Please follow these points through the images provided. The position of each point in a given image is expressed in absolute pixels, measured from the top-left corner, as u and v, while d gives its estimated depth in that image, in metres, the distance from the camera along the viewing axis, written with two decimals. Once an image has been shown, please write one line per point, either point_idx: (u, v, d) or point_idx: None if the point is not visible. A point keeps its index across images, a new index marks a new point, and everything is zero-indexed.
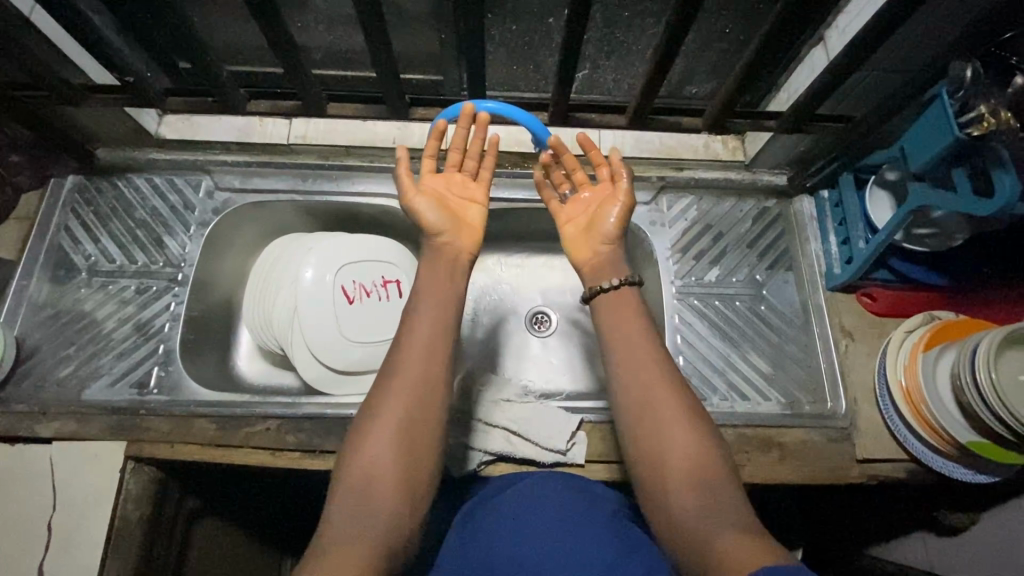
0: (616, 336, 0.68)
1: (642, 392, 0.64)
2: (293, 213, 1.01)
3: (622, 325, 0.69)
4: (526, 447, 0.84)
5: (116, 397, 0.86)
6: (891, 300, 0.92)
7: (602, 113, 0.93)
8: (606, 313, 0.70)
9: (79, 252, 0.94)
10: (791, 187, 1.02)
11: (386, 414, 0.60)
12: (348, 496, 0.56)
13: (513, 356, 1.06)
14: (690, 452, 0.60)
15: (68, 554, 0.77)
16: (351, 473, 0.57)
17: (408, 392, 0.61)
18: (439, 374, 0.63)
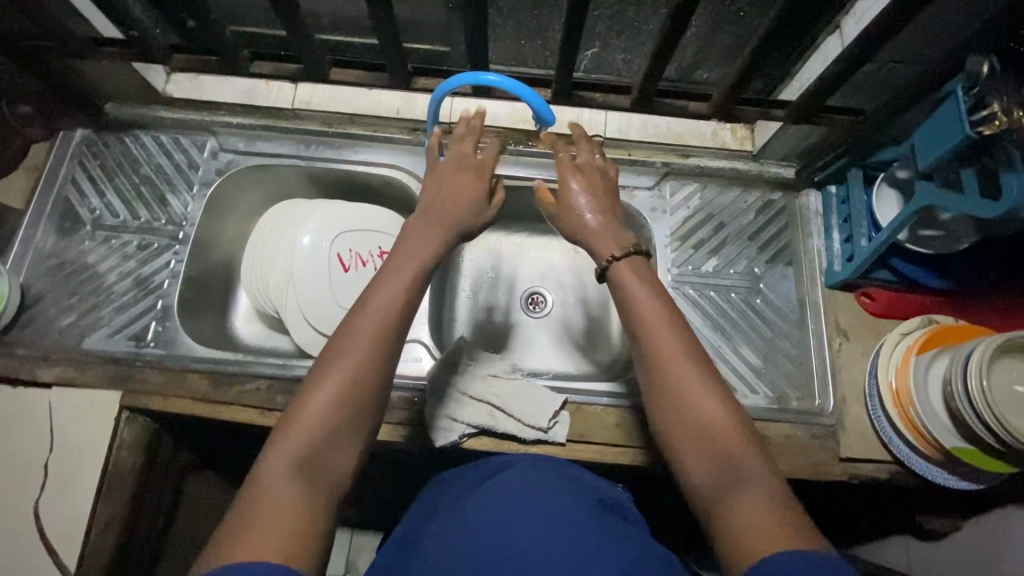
0: (638, 301, 0.63)
1: (661, 370, 0.60)
2: (294, 179, 1.01)
3: (640, 291, 0.64)
4: (510, 423, 0.85)
5: (114, 348, 0.88)
6: (890, 301, 0.90)
7: (606, 92, 0.93)
8: (627, 283, 0.64)
9: (85, 204, 0.96)
10: (798, 181, 1.00)
11: (339, 367, 0.57)
12: (288, 444, 0.54)
13: (507, 333, 1.07)
14: (712, 418, 0.58)
15: (64, 494, 0.80)
16: (298, 421, 0.55)
17: (365, 346, 0.58)
18: (400, 330, 0.61)
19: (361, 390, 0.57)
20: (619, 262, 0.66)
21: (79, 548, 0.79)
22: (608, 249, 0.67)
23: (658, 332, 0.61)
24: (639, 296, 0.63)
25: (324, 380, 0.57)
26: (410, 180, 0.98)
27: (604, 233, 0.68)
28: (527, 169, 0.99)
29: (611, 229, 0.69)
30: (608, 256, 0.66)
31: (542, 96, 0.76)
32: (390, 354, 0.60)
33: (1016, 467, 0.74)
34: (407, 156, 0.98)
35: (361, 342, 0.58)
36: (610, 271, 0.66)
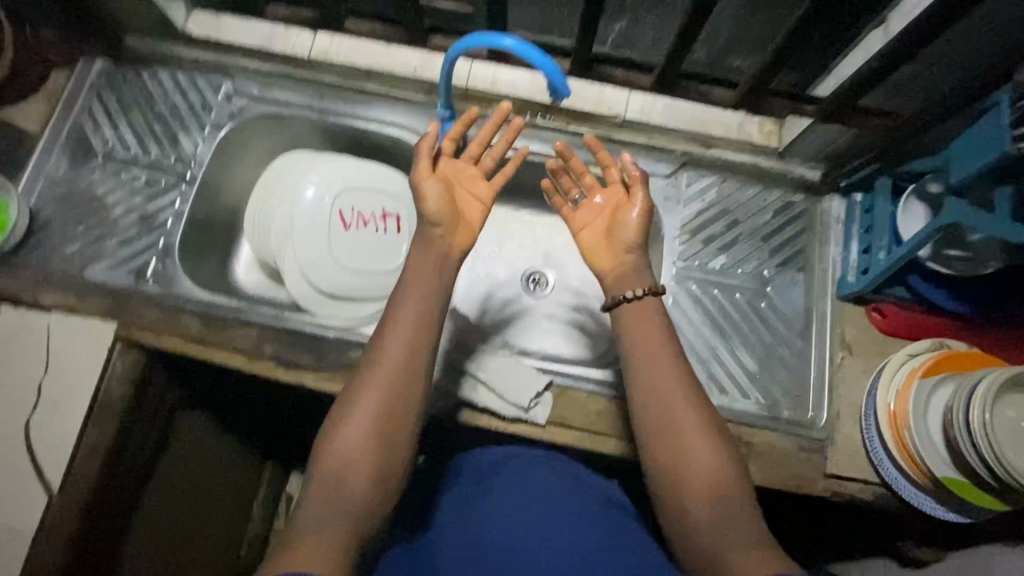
0: (643, 348, 0.66)
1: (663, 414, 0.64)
2: (306, 130, 1.01)
3: (646, 342, 0.67)
4: (493, 398, 0.84)
5: (115, 280, 0.89)
6: (901, 319, 0.87)
7: (627, 70, 0.95)
8: (633, 322, 0.68)
9: (98, 135, 0.96)
10: (822, 184, 0.95)
11: (363, 408, 0.61)
12: (321, 486, 0.58)
13: (503, 309, 1.05)
14: (707, 467, 0.61)
15: (55, 414, 0.83)
16: (328, 464, 0.59)
17: (385, 385, 0.61)
18: (418, 366, 0.63)
19: (392, 412, 0.61)
20: (630, 304, 0.68)
21: (65, 467, 0.82)
22: (631, 286, 0.69)
23: (662, 378, 0.65)
24: (646, 338, 0.67)
25: (350, 423, 0.60)
26: (420, 142, 0.96)
27: (626, 271, 0.70)
28: (541, 144, 0.96)
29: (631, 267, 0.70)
30: (629, 291, 0.68)
31: (559, 65, 0.74)
32: (417, 377, 0.63)
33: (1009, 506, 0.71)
34: (420, 118, 0.96)
35: (389, 370, 0.62)
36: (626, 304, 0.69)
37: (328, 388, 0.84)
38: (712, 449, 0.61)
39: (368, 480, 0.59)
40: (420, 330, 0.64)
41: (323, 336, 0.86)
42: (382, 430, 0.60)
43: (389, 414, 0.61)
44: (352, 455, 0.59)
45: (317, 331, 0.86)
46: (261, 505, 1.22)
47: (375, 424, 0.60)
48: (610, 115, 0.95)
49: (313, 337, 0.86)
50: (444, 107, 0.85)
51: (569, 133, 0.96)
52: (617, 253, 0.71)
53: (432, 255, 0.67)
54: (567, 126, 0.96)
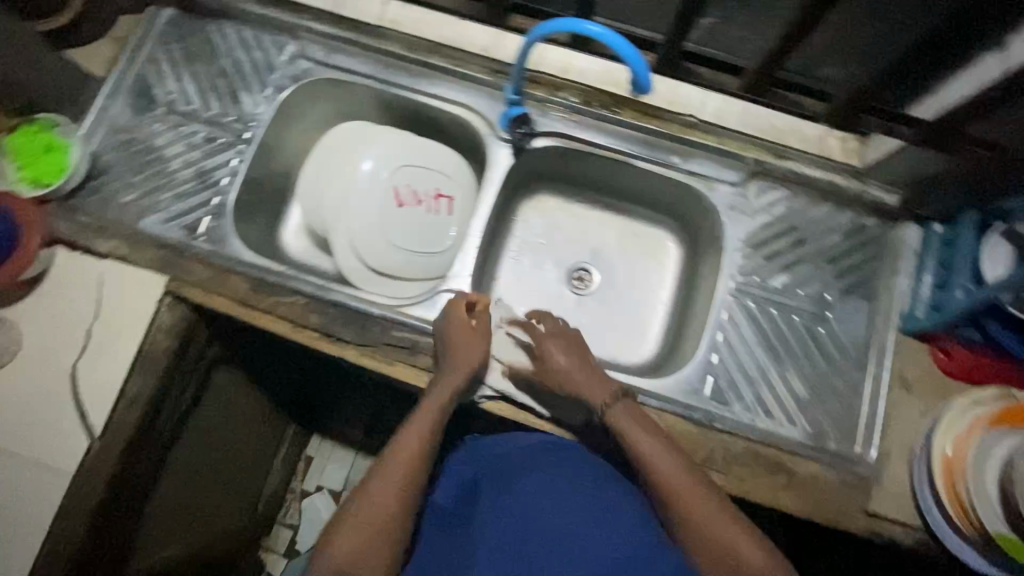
0: (643, 446, 0.70)
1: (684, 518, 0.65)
2: (365, 99, 0.98)
3: (643, 438, 0.71)
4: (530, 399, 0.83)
5: (168, 233, 0.89)
6: (968, 363, 0.82)
7: (715, 70, 0.93)
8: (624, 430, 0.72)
9: (161, 86, 0.96)
10: (900, 211, 0.89)
11: (374, 490, 0.66)
12: (328, 567, 0.60)
13: (543, 300, 1.04)
14: (737, 539, 0.62)
15: (102, 361, 0.84)
16: (336, 549, 0.61)
17: (398, 471, 0.67)
18: (426, 455, 0.70)
19: (397, 510, 0.65)
20: (613, 408, 0.74)
21: (107, 413, 0.83)
22: (600, 394, 0.75)
23: (677, 481, 0.67)
24: (645, 445, 0.70)
25: (359, 509, 0.64)
26: (481, 125, 0.94)
27: (589, 384, 0.77)
28: (606, 137, 0.93)
29: (595, 377, 0.78)
30: (601, 401, 0.75)
31: (646, 60, 0.69)
32: (421, 483, 0.68)
33: None
34: (485, 99, 0.93)
35: (400, 468, 0.68)
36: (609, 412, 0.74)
37: (368, 365, 0.84)
38: (745, 539, 0.62)
39: (375, 559, 0.61)
40: (426, 440, 0.71)
41: (367, 312, 0.85)
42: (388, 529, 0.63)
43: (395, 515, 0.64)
44: (357, 553, 0.61)
45: (362, 307, 0.86)
46: (282, 462, 1.23)
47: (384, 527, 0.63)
48: (682, 114, 0.92)
49: (358, 313, 0.85)
50: (513, 90, 0.85)
51: (638, 129, 0.92)
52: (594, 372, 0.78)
53: (461, 354, 0.78)
54: (635, 122, 0.92)
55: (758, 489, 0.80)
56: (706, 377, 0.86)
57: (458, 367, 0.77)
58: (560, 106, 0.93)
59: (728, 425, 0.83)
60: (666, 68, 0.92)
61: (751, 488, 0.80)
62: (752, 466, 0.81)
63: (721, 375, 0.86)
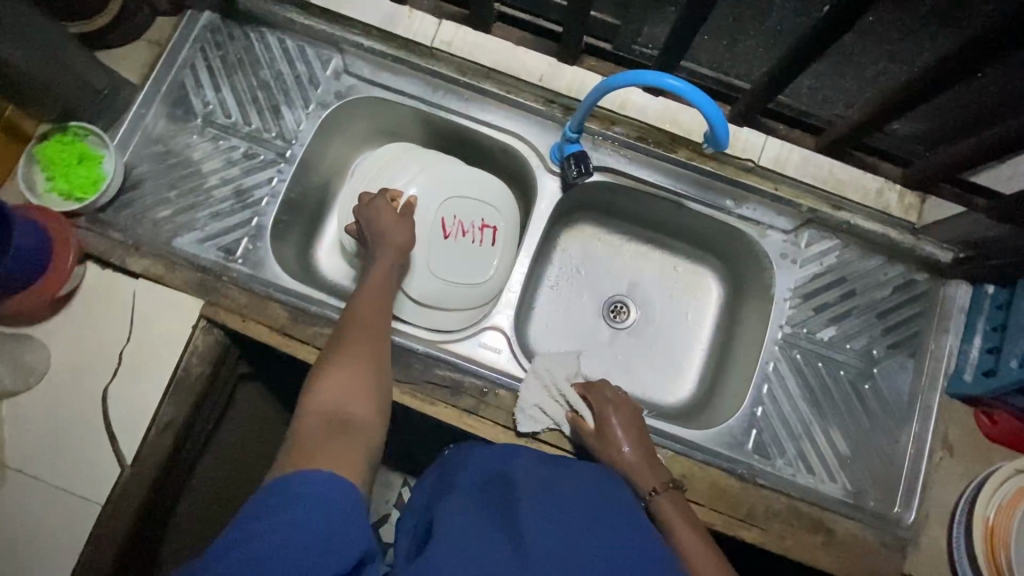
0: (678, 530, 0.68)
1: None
2: (410, 120, 0.95)
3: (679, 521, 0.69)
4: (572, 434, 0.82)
5: (204, 254, 0.86)
6: (1016, 431, 0.81)
7: (790, 126, 0.90)
8: (672, 520, 0.70)
9: (199, 95, 0.92)
10: (951, 269, 0.88)
11: (340, 359, 0.65)
12: (312, 425, 0.57)
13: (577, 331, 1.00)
14: None
15: (134, 386, 0.81)
16: (313, 409, 0.59)
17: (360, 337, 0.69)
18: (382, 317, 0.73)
19: (368, 357, 0.67)
20: (661, 495, 0.72)
21: (138, 441, 0.80)
22: (651, 481, 0.73)
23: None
24: (688, 538, 0.67)
25: (330, 375, 0.63)
26: (532, 156, 0.91)
27: (641, 466, 0.75)
28: (660, 176, 0.90)
29: (649, 461, 0.76)
30: (649, 488, 0.73)
31: (724, 112, 0.67)
32: (384, 334, 0.72)
33: None
34: (536, 130, 0.90)
35: (368, 326, 0.71)
36: (651, 504, 0.72)
37: (408, 403, 0.82)
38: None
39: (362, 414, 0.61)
40: (380, 301, 0.75)
41: (410, 348, 0.84)
42: (364, 371, 0.65)
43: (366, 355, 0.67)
44: (343, 397, 0.61)
45: (406, 343, 0.84)
46: None
47: (359, 362, 0.65)
48: (740, 158, 0.89)
49: (400, 348, 0.83)
50: (572, 128, 0.83)
51: (693, 169, 0.90)
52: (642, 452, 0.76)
53: (390, 218, 0.81)
54: (690, 162, 0.90)
55: (797, 546, 0.80)
56: (749, 430, 0.85)
57: (394, 226, 0.80)
58: (613, 141, 0.90)
59: (770, 481, 0.83)
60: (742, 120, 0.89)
61: (790, 546, 0.80)
62: (792, 522, 0.81)
63: (765, 429, 0.85)
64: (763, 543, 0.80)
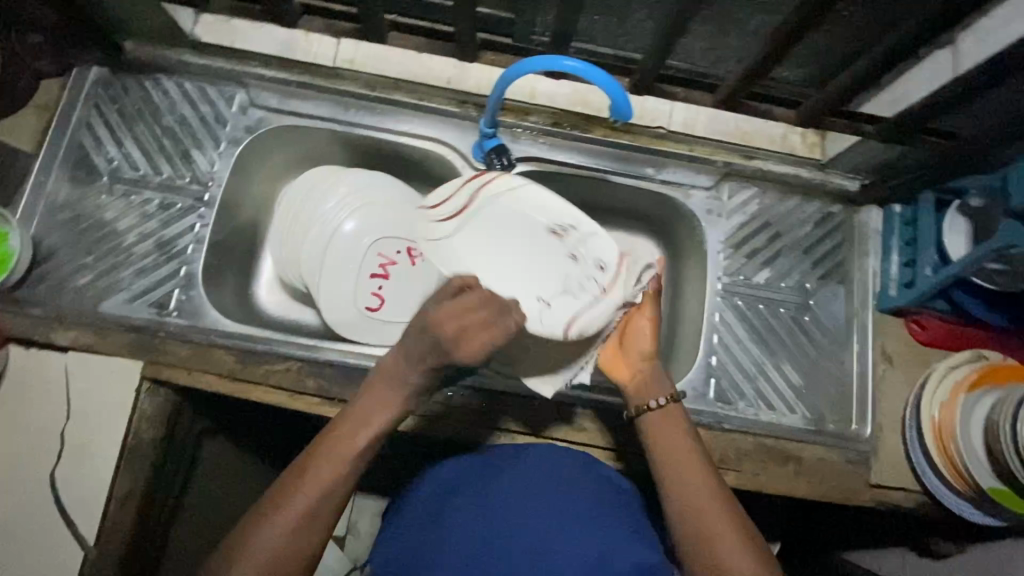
0: (672, 455, 0.70)
1: (693, 513, 0.65)
2: (329, 143, 0.94)
3: (674, 447, 0.70)
4: (573, 302, 0.71)
5: (135, 314, 0.83)
6: (945, 330, 0.88)
7: (687, 88, 0.96)
8: (664, 432, 0.72)
9: (101, 153, 0.88)
10: (862, 196, 0.94)
11: (291, 506, 0.58)
12: None
13: (510, 267, 0.73)
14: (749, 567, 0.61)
15: (82, 464, 0.77)
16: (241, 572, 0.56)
17: (322, 484, 0.59)
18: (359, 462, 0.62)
19: (332, 492, 0.60)
20: (658, 411, 0.73)
21: (98, 520, 0.76)
22: (648, 397, 0.74)
23: (694, 482, 0.67)
24: (675, 444, 0.71)
25: (274, 526, 0.58)
26: (455, 157, 0.91)
27: (648, 380, 0.76)
28: (581, 156, 0.93)
29: (652, 377, 0.76)
30: (648, 403, 0.74)
31: (622, 86, 0.69)
32: (346, 485, 0.61)
33: None
34: (454, 131, 0.91)
35: (335, 464, 0.60)
36: (648, 416, 0.74)
37: None
38: (748, 555, 0.61)
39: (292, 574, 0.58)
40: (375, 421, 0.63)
41: (367, 367, 0.83)
42: (320, 514, 0.59)
43: (331, 488, 0.60)
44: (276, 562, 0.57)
45: (360, 363, 0.83)
46: None
47: (320, 502, 0.59)
48: (651, 127, 0.94)
49: (357, 369, 0.83)
50: (487, 123, 0.83)
51: (611, 144, 0.93)
52: (636, 362, 0.77)
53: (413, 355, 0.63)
54: (607, 139, 0.93)
55: (770, 480, 0.84)
56: (709, 380, 0.88)
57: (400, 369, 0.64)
58: (531, 130, 0.92)
59: (736, 424, 0.86)
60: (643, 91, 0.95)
61: (764, 480, 0.84)
62: (762, 459, 0.85)
63: (723, 376, 0.89)
64: (741, 484, 0.84)
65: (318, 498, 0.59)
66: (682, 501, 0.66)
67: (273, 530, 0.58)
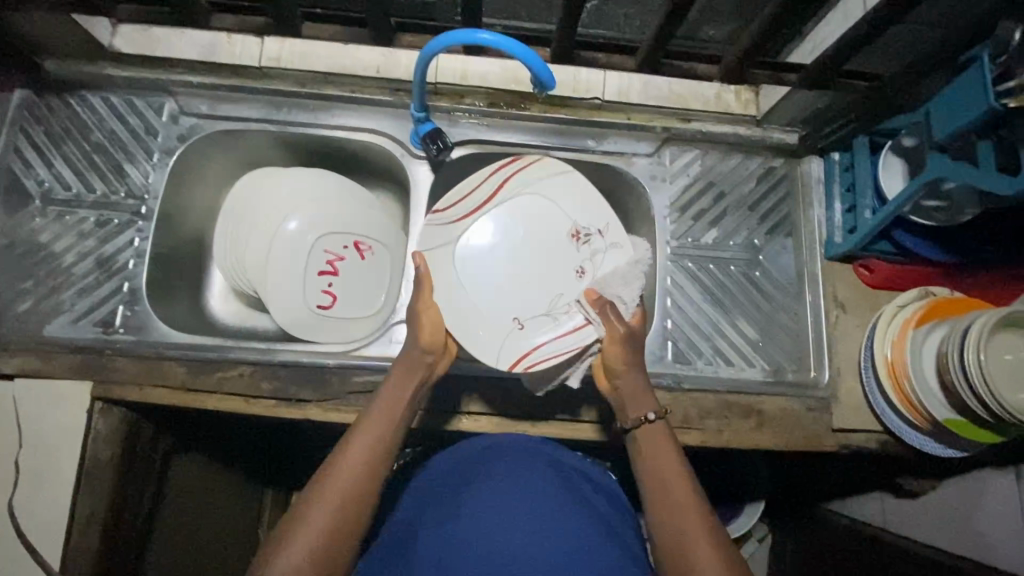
0: (658, 464, 0.68)
1: (677, 538, 0.63)
2: (266, 145, 0.93)
3: (658, 455, 0.68)
4: (548, 330, 0.77)
5: (80, 335, 0.82)
6: (888, 273, 0.90)
7: (609, 53, 0.96)
8: (652, 452, 0.69)
9: (31, 176, 0.86)
10: (802, 148, 0.95)
11: (310, 522, 0.60)
12: None
13: (499, 276, 0.80)
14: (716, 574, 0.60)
15: (39, 492, 0.76)
16: None
17: (339, 497, 0.62)
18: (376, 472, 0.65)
19: (353, 505, 0.62)
20: (647, 429, 0.70)
21: (61, 545, 0.75)
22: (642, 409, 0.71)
23: (679, 505, 0.64)
24: (662, 464, 0.67)
25: (295, 542, 0.59)
26: (394, 147, 0.91)
27: (636, 392, 0.72)
28: (520, 134, 0.92)
29: (642, 391, 0.72)
30: (637, 420, 0.70)
31: (541, 56, 0.68)
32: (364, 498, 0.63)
33: (1002, 437, 0.76)
34: (390, 121, 0.91)
35: (346, 476, 0.63)
36: (637, 434, 0.71)
37: (337, 418, 0.81)
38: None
39: None
40: (385, 434, 0.67)
41: (322, 365, 0.82)
42: (341, 528, 0.61)
43: (350, 504, 0.62)
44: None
45: (315, 360, 0.82)
46: (269, 530, 1.17)
47: (339, 518, 0.61)
48: (586, 98, 0.94)
49: (312, 367, 0.82)
50: (417, 107, 0.83)
51: (548, 119, 0.93)
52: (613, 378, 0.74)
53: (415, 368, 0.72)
54: (544, 115, 0.93)
55: (735, 435, 0.85)
56: (666, 343, 0.89)
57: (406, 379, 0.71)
58: (466, 112, 0.91)
59: (697, 384, 0.87)
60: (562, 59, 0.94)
61: (729, 436, 0.85)
62: (726, 416, 0.86)
63: (680, 338, 0.89)
64: (706, 442, 0.85)
65: (337, 514, 0.61)
66: (665, 525, 0.64)
67: (293, 552, 0.59)
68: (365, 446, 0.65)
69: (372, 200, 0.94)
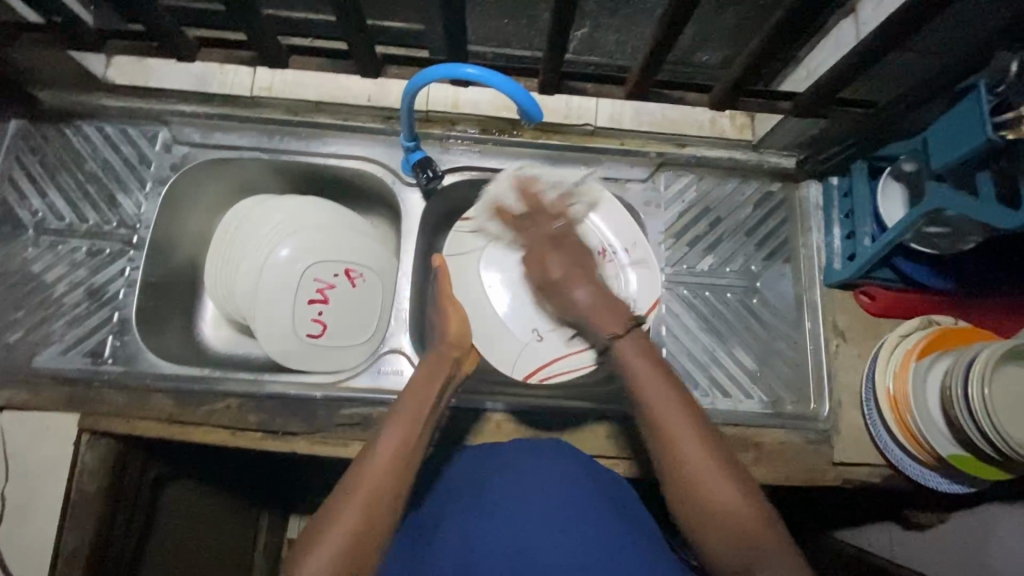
0: (641, 375, 0.62)
1: (665, 443, 0.59)
2: (258, 173, 0.92)
3: (639, 363, 0.63)
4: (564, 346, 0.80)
5: (70, 366, 0.82)
6: (890, 300, 0.87)
7: (598, 83, 0.89)
8: (633, 361, 0.63)
9: (25, 207, 0.87)
10: (799, 171, 0.94)
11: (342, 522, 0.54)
12: None
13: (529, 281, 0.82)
14: (711, 481, 0.56)
15: (22, 526, 0.75)
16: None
17: (368, 492, 0.56)
18: (410, 463, 0.59)
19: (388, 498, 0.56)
20: (624, 340, 0.65)
21: None
22: (611, 323, 0.66)
23: (662, 402, 0.60)
24: (640, 365, 0.63)
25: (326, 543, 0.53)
26: (386, 175, 0.90)
27: (597, 308, 0.68)
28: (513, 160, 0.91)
29: (607, 301, 0.69)
30: (611, 332, 0.66)
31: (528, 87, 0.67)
32: (399, 493, 0.57)
33: (1011, 474, 0.73)
34: (383, 148, 0.90)
35: (381, 470, 0.57)
36: (616, 344, 0.65)
37: (324, 451, 0.81)
38: (729, 483, 0.56)
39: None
40: (413, 432, 0.61)
41: (309, 396, 0.82)
42: (377, 523, 0.55)
43: (381, 499, 0.56)
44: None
45: (301, 392, 0.82)
46: (263, 555, 1.15)
47: (370, 519, 0.55)
48: (579, 124, 0.95)
49: (299, 399, 0.82)
50: (407, 137, 0.82)
51: (542, 145, 0.92)
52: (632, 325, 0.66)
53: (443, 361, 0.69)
54: (535, 141, 0.92)
55: None
56: None
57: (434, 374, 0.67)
58: (458, 138, 0.91)
59: None
60: (549, 88, 0.88)
61: None
62: None
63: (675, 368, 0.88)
64: None
65: (368, 519, 0.54)
66: (660, 438, 0.59)
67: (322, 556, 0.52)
68: (393, 448, 0.59)
69: (365, 227, 0.93)
